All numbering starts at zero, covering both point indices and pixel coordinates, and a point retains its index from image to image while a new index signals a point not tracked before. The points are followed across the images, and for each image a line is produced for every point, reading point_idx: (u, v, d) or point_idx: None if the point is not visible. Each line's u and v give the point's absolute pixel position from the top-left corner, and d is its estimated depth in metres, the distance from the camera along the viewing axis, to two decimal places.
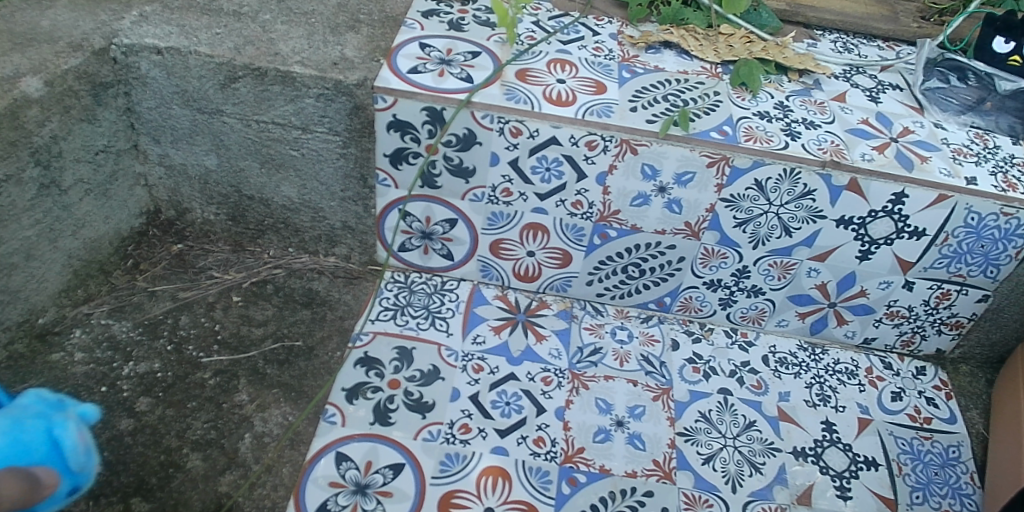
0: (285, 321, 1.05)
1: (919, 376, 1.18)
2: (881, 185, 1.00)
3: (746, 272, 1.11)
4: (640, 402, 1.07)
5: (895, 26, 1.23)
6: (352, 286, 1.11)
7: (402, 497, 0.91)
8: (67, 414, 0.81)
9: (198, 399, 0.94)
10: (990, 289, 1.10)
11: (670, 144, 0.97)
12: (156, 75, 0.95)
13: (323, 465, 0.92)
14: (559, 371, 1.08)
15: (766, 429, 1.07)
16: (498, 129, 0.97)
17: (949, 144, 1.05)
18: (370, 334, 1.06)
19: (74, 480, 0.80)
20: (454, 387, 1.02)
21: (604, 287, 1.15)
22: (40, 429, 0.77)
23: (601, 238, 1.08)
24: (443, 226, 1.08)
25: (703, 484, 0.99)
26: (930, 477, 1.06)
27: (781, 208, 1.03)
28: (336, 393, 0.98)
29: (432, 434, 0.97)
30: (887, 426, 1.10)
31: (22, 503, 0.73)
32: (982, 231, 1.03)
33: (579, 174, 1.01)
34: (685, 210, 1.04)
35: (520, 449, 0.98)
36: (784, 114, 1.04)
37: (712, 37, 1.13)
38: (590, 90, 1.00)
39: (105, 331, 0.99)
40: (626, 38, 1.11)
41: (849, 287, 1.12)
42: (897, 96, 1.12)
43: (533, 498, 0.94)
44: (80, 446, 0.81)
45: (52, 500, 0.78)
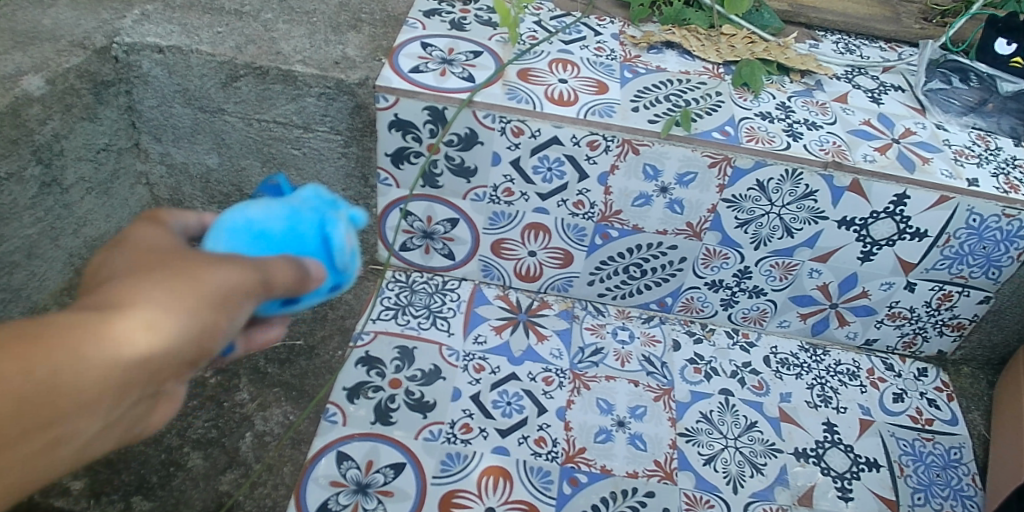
0: (286, 320, 1.05)
1: (921, 378, 1.18)
2: (883, 186, 1.00)
3: (748, 273, 1.11)
4: (641, 402, 1.06)
5: (897, 27, 1.22)
6: (353, 285, 1.11)
7: (403, 497, 0.91)
8: (339, 213, 0.62)
9: (198, 397, 0.94)
10: (992, 290, 1.10)
11: (672, 144, 0.97)
12: (158, 74, 0.95)
13: (324, 465, 0.92)
14: (560, 371, 1.08)
15: (767, 430, 1.07)
16: (500, 129, 0.97)
17: (951, 145, 1.05)
18: (371, 334, 1.06)
19: (336, 279, 0.62)
20: (455, 387, 1.02)
21: (606, 287, 1.15)
22: (296, 222, 0.60)
23: (602, 238, 1.08)
24: (444, 225, 1.08)
25: (704, 485, 0.99)
26: (931, 478, 1.06)
27: (783, 208, 1.03)
28: (336, 393, 0.98)
29: (433, 433, 0.97)
30: (889, 428, 1.10)
31: (294, 294, 0.57)
32: (984, 232, 1.03)
33: (580, 174, 1.01)
34: (687, 210, 1.04)
35: (521, 449, 0.98)
36: (786, 114, 1.04)
37: (713, 37, 1.13)
38: (592, 90, 1.00)
39: None
40: (628, 39, 1.11)
41: (851, 288, 1.12)
42: (899, 97, 1.12)
43: (534, 498, 0.94)
44: (348, 247, 0.61)
45: (314, 296, 0.62)
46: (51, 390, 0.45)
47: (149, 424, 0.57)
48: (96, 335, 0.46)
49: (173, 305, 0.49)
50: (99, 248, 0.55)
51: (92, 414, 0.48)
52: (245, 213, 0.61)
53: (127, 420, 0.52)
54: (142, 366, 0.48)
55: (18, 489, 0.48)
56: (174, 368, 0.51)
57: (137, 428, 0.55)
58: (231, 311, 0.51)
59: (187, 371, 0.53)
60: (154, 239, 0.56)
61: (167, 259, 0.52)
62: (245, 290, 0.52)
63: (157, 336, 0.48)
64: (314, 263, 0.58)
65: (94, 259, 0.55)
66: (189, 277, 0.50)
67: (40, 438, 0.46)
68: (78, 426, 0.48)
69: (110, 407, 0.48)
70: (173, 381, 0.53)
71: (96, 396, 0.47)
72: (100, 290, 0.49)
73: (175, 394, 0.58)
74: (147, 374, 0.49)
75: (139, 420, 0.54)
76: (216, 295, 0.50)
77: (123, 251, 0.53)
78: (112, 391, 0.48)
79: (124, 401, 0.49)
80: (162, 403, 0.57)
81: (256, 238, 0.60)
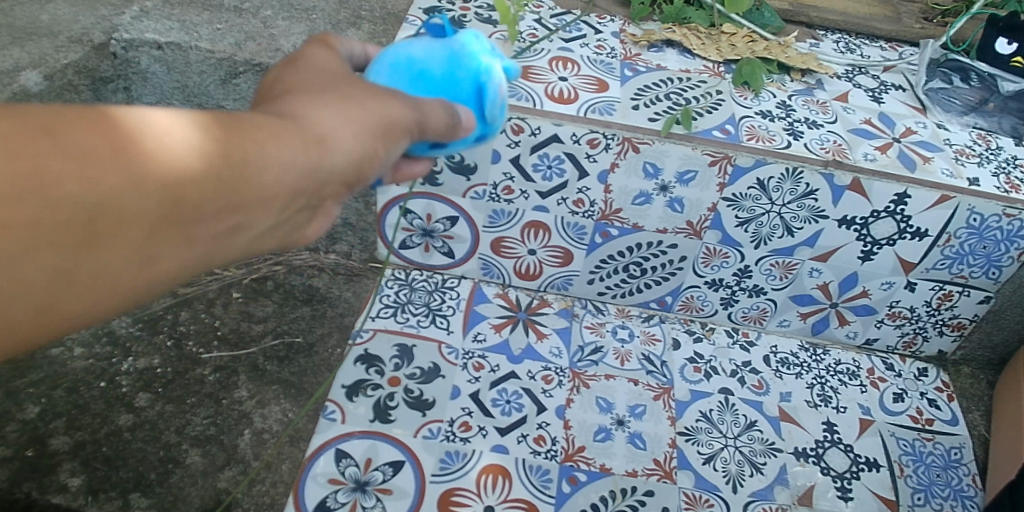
0: (285, 317, 1.04)
1: (921, 377, 1.18)
2: (883, 185, 0.99)
3: (748, 272, 1.11)
4: (641, 401, 1.06)
5: (898, 27, 1.22)
6: (353, 283, 1.11)
7: (402, 495, 0.91)
8: (494, 63, 0.68)
9: (197, 395, 0.94)
10: (992, 290, 1.10)
11: (672, 143, 0.97)
12: (156, 71, 0.95)
13: (322, 462, 0.91)
14: (560, 370, 1.07)
15: (767, 429, 1.07)
16: (500, 127, 0.96)
17: (952, 144, 1.05)
18: (370, 332, 1.06)
19: (482, 129, 0.69)
20: (454, 385, 1.02)
21: (605, 286, 1.15)
22: (454, 67, 0.66)
23: (602, 236, 1.08)
24: (444, 223, 1.08)
25: (704, 484, 0.99)
26: (931, 479, 1.05)
27: (783, 207, 1.02)
28: (335, 390, 0.98)
29: (432, 431, 0.97)
30: (889, 428, 1.10)
31: (443, 139, 0.63)
32: (985, 232, 1.03)
33: (580, 172, 1.01)
34: (687, 209, 1.04)
35: (520, 447, 0.98)
36: (786, 113, 1.04)
37: (714, 36, 1.12)
38: (592, 88, 1.00)
39: (104, 326, 0.99)
40: (628, 37, 1.11)
41: (851, 287, 1.12)
42: (899, 96, 1.12)
43: (533, 497, 0.94)
44: (499, 99, 0.68)
45: (459, 143, 0.69)
46: (252, 171, 0.48)
47: (289, 245, 0.59)
48: (291, 134, 0.50)
49: (349, 122, 0.53)
50: (271, 66, 0.58)
51: (274, 207, 0.51)
52: (407, 51, 0.67)
53: (282, 231, 0.55)
54: (317, 175, 0.52)
55: (194, 269, 0.49)
56: (336, 184, 0.55)
57: (283, 245, 0.57)
58: (393, 140, 0.56)
59: (342, 190, 0.57)
60: (325, 60, 0.60)
61: (340, 81, 0.57)
62: (403, 123, 0.57)
63: (334, 146, 0.52)
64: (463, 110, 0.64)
65: (266, 75, 0.58)
66: (360, 101, 0.55)
67: (232, 219, 0.49)
68: (254, 216, 0.50)
69: (286, 205, 0.52)
70: (327, 201, 0.57)
71: (284, 190, 0.50)
72: (282, 101, 0.53)
73: (322, 224, 0.60)
74: (320, 180, 0.53)
75: (289, 237, 0.57)
76: (380, 122, 0.55)
77: (299, 70, 0.57)
78: (286, 197, 0.51)
79: (289, 208, 0.53)
80: (318, 215, 0.58)
81: (416, 78, 0.66)
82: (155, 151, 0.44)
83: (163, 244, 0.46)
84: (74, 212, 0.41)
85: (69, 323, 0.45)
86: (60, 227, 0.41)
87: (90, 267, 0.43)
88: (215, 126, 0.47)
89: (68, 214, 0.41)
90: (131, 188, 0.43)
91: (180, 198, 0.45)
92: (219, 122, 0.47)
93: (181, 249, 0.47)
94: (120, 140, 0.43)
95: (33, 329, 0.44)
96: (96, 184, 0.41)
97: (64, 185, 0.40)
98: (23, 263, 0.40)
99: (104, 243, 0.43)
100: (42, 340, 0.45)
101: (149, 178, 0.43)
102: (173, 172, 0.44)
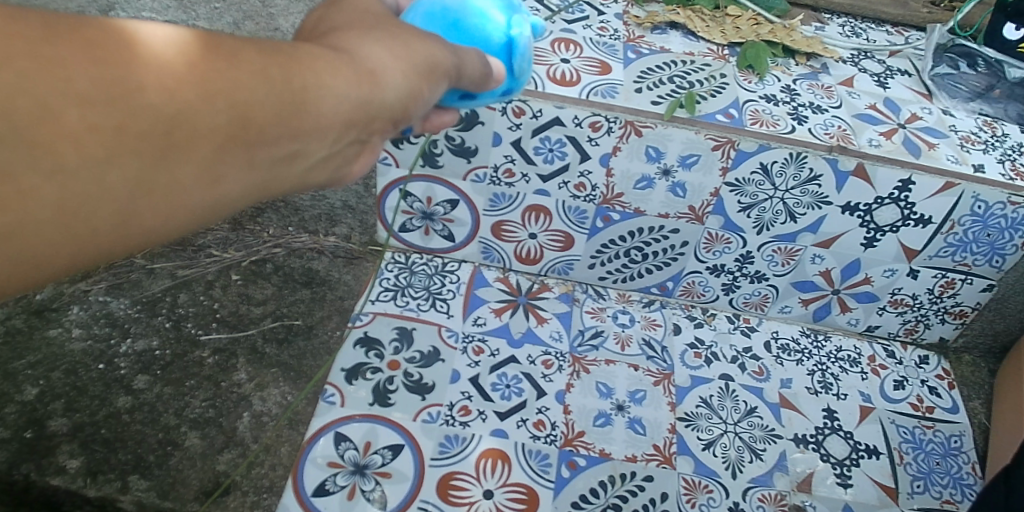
0: (284, 300, 1.04)
1: (922, 365, 1.18)
2: (888, 171, 0.98)
3: (750, 258, 1.10)
4: (641, 386, 1.06)
5: (904, 11, 1.21)
6: (352, 266, 1.10)
7: (401, 478, 0.91)
8: (522, 18, 0.70)
9: (196, 377, 0.94)
10: (995, 278, 1.09)
11: (675, 126, 0.96)
12: None
13: (322, 446, 0.91)
14: (560, 355, 1.07)
15: (767, 415, 1.06)
16: (501, 109, 0.96)
17: (957, 131, 1.04)
18: (370, 315, 1.05)
19: (509, 84, 0.71)
20: (454, 369, 1.02)
21: (606, 271, 1.14)
22: (485, 21, 0.67)
23: (604, 220, 1.07)
24: (444, 206, 1.07)
25: (703, 470, 0.99)
26: (931, 466, 1.05)
27: (786, 193, 1.02)
28: (335, 374, 0.98)
29: (432, 415, 0.97)
30: (889, 415, 1.10)
31: (480, 88, 0.64)
32: (989, 220, 1.02)
33: (582, 156, 1.00)
34: (690, 194, 1.03)
35: (520, 432, 0.98)
36: (790, 97, 1.03)
37: (718, 18, 1.11)
38: (595, 70, 0.99)
39: (103, 308, 0.98)
40: (631, 19, 1.10)
41: (853, 274, 1.11)
42: (905, 82, 1.11)
43: (532, 481, 0.93)
44: (527, 54, 0.70)
45: (489, 96, 0.70)
46: (311, 94, 0.46)
47: (332, 185, 0.57)
48: (344, 65, 0.48)
49: (400, 59, 0.52)
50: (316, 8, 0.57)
51: (330, 137, 0.49)
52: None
53: (332, 168, 0.53)
54: (371, 108, 0.50)
55: (252, 196, 0.47)
56: (388, 120, 0.53)
57: (328, 183, 0.55)
58: (438, 79, 0.55)
59: (390, 129, 0.55)
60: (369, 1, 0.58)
61: (386, 21, 0.55)
62: (446, 65, 0.56)
63: (386, 80, 0.50)
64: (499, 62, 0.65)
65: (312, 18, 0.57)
66: (410, 39, 0.54)
67: (290, 145, 0.47)
68: (312, 145, 0.48)
69: (340, 137, 0.50)
70: (377, 138, 0.55)
71: (339, 119, 0.48)
72: (333, 36, 0.52)
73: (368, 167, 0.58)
74: (372, 113, 0.51)
75: (336, 174, 0.55)
76: (428, 62, 0.54)
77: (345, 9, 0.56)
78: (341, 128, 0.49)
79: (343, 140, 0.51)
80: (367, 154, 0.56)
81: (450, 28, 0.67)
82: (220, 64, 0.42)
83: (226, 166, 0.44)
84: (149, 121, 0.40)
85: (128, 244, 0.43)
86: (128, 135, 0.39)
87: (155, 182, 0.41)
88: (279, 47, 0.46)
89: (134, 126, 0.39)
90: (196, 99, 0.41)
91: (247, 117, 0.43)
92: (284, 44, 0.46)
93: (241, 172, 0.45)
94: (194, 54, 0.41)
95: (94, 245, 0.42)
96: (166, 95, 0.40)
97: (141, 96, 0.39)
98: (98, 171, 0.39)
99: (170, 157, 0.41)
100: (94, 260, 0.43)
101: (214, 91, 0.42)
102: (237, 90, 0.42)
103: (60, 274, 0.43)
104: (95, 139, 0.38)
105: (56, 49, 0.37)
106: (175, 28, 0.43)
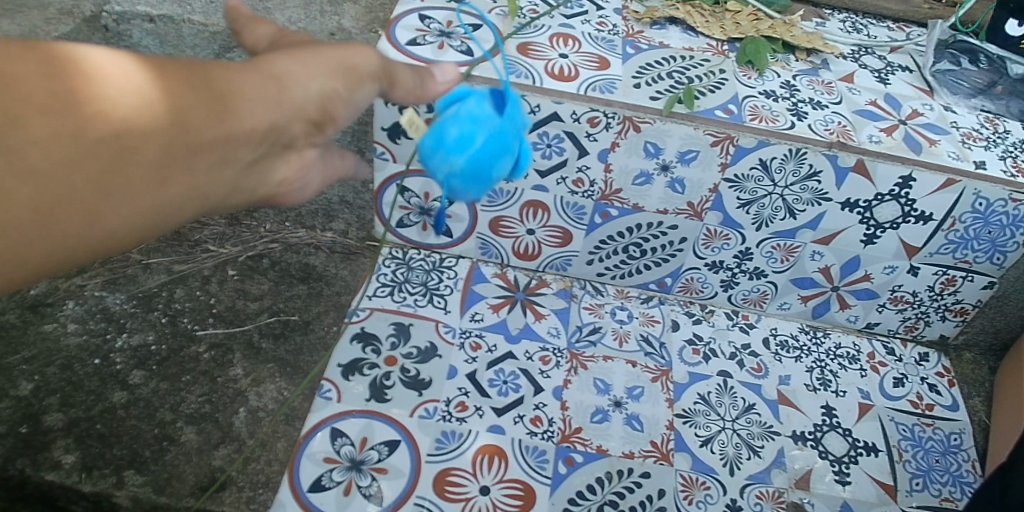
0: (281, 295, 1.04)
1: (922, 362, 1.17)
2: (888, 167, 0.98)
3: (749, 255, 1.10)
4: (639, 383, 1.06)
5: (906, 7, 1.20)
6: (350, 261, 1.10)
7: (397, 474, 0.90)
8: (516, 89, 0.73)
9: (192, 372, 0.93)
10: (996, 276, 1.09)
11: (674, 122, 0.96)
12: (148, 45, 0.94)
13: (318, 441, 0.91)
14: (558, 351, 1.07)
15: (765, 412, 1.06)
16: None
17: (959, 127, 1.03)
18: (367, 310, 1.05)
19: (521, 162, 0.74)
20: (451, 365, 1.02)
21: (605, 267, 1.14)
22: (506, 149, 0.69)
23: (602, 216, 1.07)
24: (442, 201, 1.07)
25: (701, 467, 0.99)
26: (930, 464, 1.05)
27: (786, 189, 1.01)
28: (331, 369, 0.98)
29: (429, 411, 0.96)
30: (888, 412, 1.09)
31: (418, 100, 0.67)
32: (990, 217, 1.01)
33: (580, 151, 0.99)
34: (688, 190, 1.03)
35: (517, 428, 0.97)
36: (790, 93, 1.02)
37: (718, 14, 1.10)
38: (593, 65, 0.99)
39: (99, 303, 0.98)
40: (630, 13, 1.09)
41: (853, 270, 1.11)
42: (906, 78, 1.10)
43: (529, 477, 0.93)
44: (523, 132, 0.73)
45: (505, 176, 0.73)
46: (233, 101, 0.52)
47: (278, 200, 0.62)
48: (258, 77, 0.54)
49: (312, 68, 0.57)
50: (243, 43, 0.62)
51: (256, 143, 0.54)
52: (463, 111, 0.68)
53: (271, 174, 0.58)
54: (289, 116, 0.56)
55: (194, 201, 0.53)
56: (311, 127, 0.58)
57: (273, 194, 0.60)
58: (362, 80, 0.60)
59: (323, 131, 0.60)
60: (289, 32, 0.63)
61: (303, 42, 0.61)
62: (374, 69, 0.61)
63: (298, 87, 0.56)
64: (446, 74, 0.67)
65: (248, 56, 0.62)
66: (323, 49, 0.59)
67: (222, 151, 0.52)
68: (239, 153, 0.54)
69: (265, 145, 0.55)
70: (309, 144, 0.60)
71: (261, 126, 0.54)
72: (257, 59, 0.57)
73: (310, 183, 0.63)
74: (294, 118, 0.56)
75: (279, 183, 0.60)
76: (342, 66, 0.59)
77: (264, 35, 0.62)
78: (265, 136, 0.55)
79: (269, 148, 0.56)
80: (306, 168, 0.61)
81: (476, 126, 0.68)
82: (142, 80, 0.48)
83: (170, 173, 0.50)
84: (87, 126, 0.46)
85: (92, 243, 0.49)
86: (80, 144, 0.45)
87: (103, 186, 0.47)
88: (195, 64, 0.52)
89: (77, 130, 0.45)
90: (129, 109, 0.47)
91: (175, 120, 0.49)
92: (201, 62, 0.52)
93: (184, 178, 0.51)
94: (121, 70, 0.48)
95: (61, 242, 0.47)
96: (100, 105, 0.46)
97: (82, 107, 0.45)
98: (51, 173, 0.45)
99: (122, 164, 0.48)
100: (63, 264, 0.49)
101: (140, 100, 0.48)
102: (159, 97, 0.48)
103: (36, 277, 0.49)
104: (59, 146, 0.45)
105: (17, 68, 0.44)
106: (109, 53, 0.49)
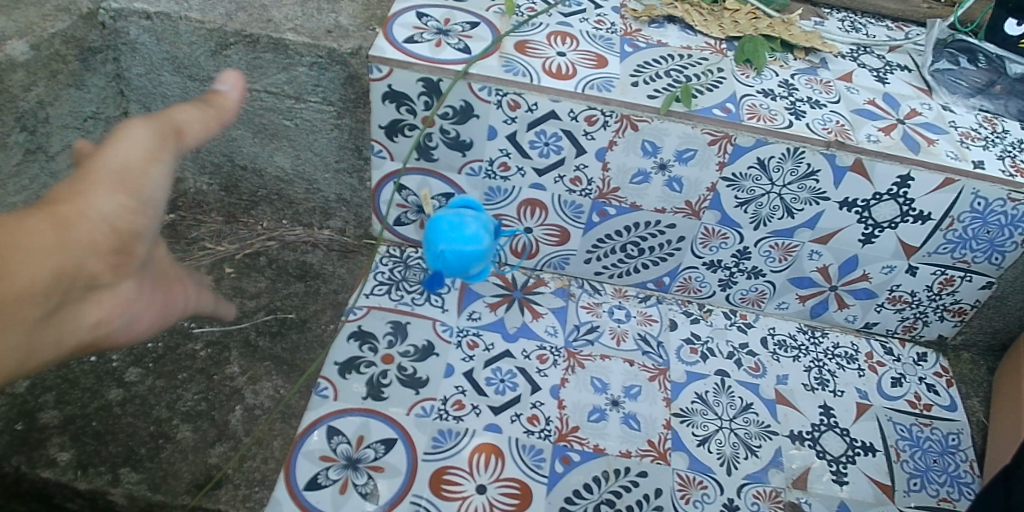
0: (278, 293, 1.04)
1: (920, 362, 1.17)
2: (886, 167, 0.98)
3: (747, 254, 1.10)
4: (636, 382, 1.05)
5: (905, 6, 1.20)
6: (347, 259, 1.10)
7: (393, 472, 0.90)
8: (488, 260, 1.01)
9: (188, 370, 0.93)
10: (994, 276, 1.08)
11: (671, 121, 0.96)
12: (146, 41, 0.94)
13: (314, 439, 0.91)
14: (555, 349, 1.06)
15: (763, 412, 1.06)
16: (496, 102, 0.95)
17: (957, 127, 1.03)
18: (364, 309, 1.05)
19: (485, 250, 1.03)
20: (448, 363, 1.01)
21: (602, 265, 1.14)
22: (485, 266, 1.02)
23: (600, 215, 1.07)
24: (440, 200, 1.07)
25: (698, 466, 0.98)
26: (928, 464, 1.05)
27: (784, 188, 1.01)
28: (328, 367, 0.98)
29: (426, 409, 0.96)
30: (886, 412, 1.09)
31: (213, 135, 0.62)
32: (988, 217, 1.01)
33: (578, 150, 0.99)
34: (686, 189, 1.03)
35: (514, 427, 0.97)
36: (789, 92, 1.02)
37: (716, 12, 1.11)
38: (591, 63, 0.99)
39: None
40: (629, 12, 1.09)
41: (851, 270, 1.11)
42: (904, 77, 1.10)
43: (526, 476, 0.93)
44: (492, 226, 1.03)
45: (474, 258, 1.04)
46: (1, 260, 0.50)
47: (110, 340, 0.63)
48: (24, 225, 0.52)
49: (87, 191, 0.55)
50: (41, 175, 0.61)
51: (36, 298, 0.53)
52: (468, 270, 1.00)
53: (80, 318, 0.58)
54: (65, 259, 0.54)
55: None
56: (98, 261, 0.56)
57: (96, 335, 0.61)
58: (144, 175, 0.57)
59: (127, 262, 0.59)
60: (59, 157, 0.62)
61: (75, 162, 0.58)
62: (151, 153, 0.57)
63: (72, 221, 0.54)
64: (226, 82, 0.63)
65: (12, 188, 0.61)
66: (93, 164, 0.56)
67: (5, 311, 0.51)
68: (19, 313, 0.52)
69: (51, 293, 0.54)
70: (119, 279, 0.60)
71: (33, 279, 0.52)
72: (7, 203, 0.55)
73: (133, 319, 0.63)
74: (78, 257, 0.55)
75: (97, 323, 0.60)
76: (116, 178, 0.56)
77: None
78: (42, 287, 0.53)
79: (58, 294, 0.54)
80: (112, 301, 0.60)
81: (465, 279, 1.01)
82: None
83: None
84: None
85: None
86: None
87: None
88: None
89: None
90: None
91: None
92: None
93: None
94: None
95: None
96: None
97: None
98: None
99: None
100: None
101: None
102: None
103: None
104: None
105: None
106: None
